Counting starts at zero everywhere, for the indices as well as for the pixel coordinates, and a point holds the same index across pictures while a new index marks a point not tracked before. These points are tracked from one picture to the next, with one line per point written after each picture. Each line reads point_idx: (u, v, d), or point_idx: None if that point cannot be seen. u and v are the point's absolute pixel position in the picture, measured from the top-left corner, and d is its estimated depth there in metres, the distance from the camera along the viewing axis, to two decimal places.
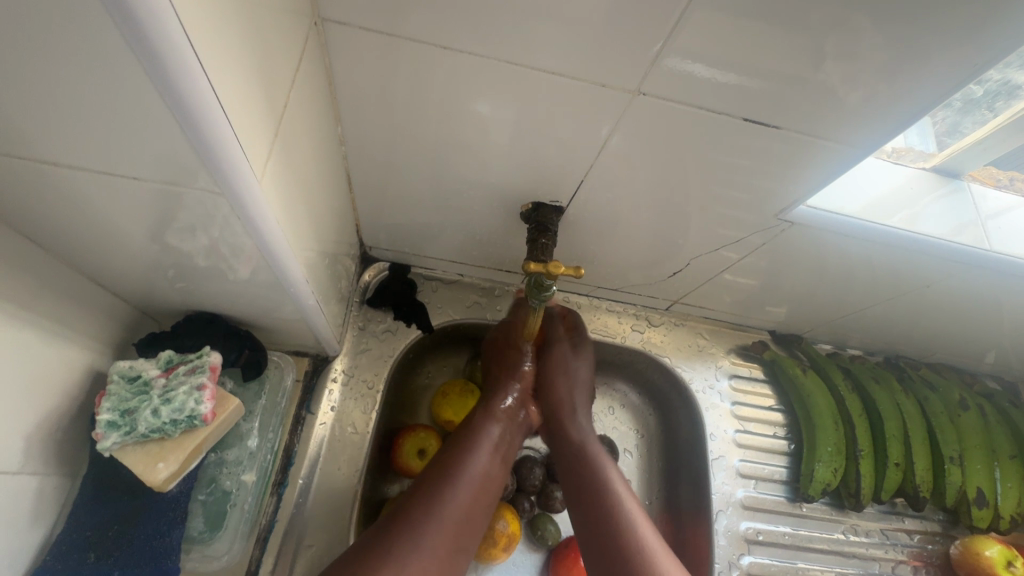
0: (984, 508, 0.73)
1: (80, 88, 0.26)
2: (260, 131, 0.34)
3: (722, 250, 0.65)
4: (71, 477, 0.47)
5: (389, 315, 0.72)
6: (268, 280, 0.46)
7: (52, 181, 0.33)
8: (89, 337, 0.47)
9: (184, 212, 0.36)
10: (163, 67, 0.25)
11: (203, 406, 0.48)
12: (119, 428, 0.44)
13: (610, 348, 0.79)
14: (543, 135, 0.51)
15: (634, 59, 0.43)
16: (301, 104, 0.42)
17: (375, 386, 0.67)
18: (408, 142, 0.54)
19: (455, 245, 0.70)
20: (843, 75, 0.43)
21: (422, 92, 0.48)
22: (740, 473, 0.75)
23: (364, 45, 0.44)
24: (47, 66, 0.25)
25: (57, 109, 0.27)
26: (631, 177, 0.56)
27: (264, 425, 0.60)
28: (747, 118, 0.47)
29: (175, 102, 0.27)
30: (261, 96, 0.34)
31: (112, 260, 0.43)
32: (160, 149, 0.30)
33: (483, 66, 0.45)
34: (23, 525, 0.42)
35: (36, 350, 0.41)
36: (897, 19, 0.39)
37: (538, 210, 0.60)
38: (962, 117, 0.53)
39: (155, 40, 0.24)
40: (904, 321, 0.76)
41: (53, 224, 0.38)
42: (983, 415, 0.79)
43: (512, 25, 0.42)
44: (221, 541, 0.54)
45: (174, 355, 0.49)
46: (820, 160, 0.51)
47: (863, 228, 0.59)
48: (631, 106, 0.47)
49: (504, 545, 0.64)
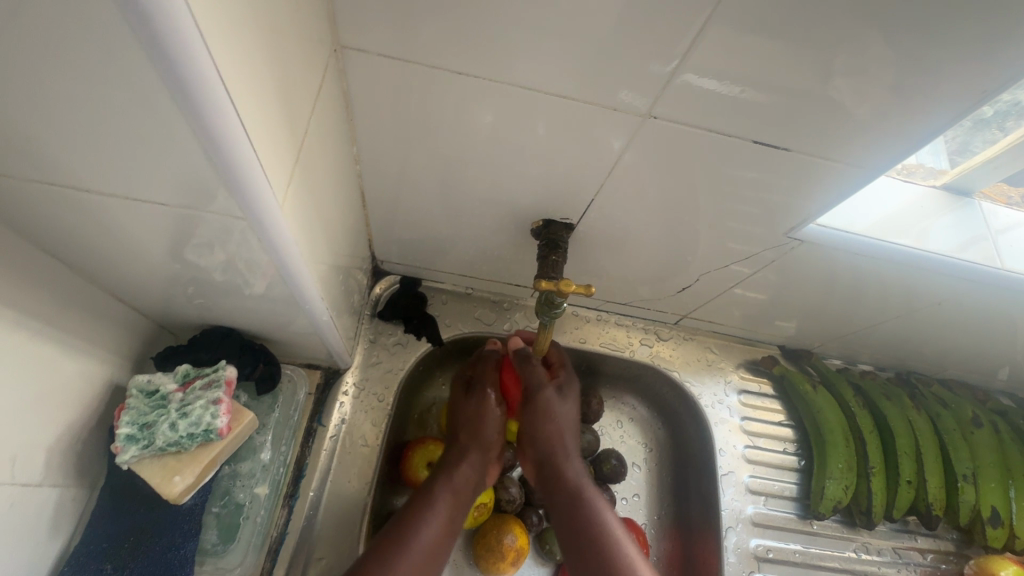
0: (999, 528, 0.72)
1: (110, 118, 0.27)
2: (282, 154, 0.35)
3: (732, 266, 0.66)
4: (88, 487, 0.48)
5: (399, 328, 0.73)
6: (282, 295, 0.47)
7: (81, 204, 0.35)
8: (109, 350, 0.48)
9: (207, 231, 0.37)
10: (193, 102, 0.26)
11: (219, 421, 0.48)
12: (138, 441, 0.45)
13: (619, 362, 0.79)
14: (555, 153, 0.52)
15: (646, 78, 0.44)
16: (320, 124, 0.43)
17: (384, 399, 0.67)
18: (421, 159, 0.55)
19: (466, 259, 0.71)
20: (853, 92, 0.43)
21: (435, 111, 0.49)
22: (750, 489, 0.75)
23: (380, 66, 0.45)
24: (83, 95, 0.26)
25: (89, 136, 0.29)
26: (640, 195, 0.56)
27: (277, 438, 0.61)
28: (756, 139, 0.48)
29: (202, 132, 0.28)
30: (284, 121, 0.35)
31: (134, 276, 0.44)
32: (186, 173, 0.31)
33: (497, 85, 0.46)
34: (43, 535, 0.43)
35: (59, 362, 0.42)
36: (902, 37, 0.39)
37: (548, 226, 0.61)
38: (971, 136, 0.53)
39: (188, 78, 0.25)
40: (915, 337, 0.75)
41: (78, 243, 0.39)
42: (997, 433, 0.78)
43: (525, 45, 0.42)
44: (233, 554, 0.55)
45: (192, 369, 0.50)
46: (829, 181, 0.52)
47: (872, 245, 0.59)
48: (641, 125, 0.48)
49: (512, 560, 0.64)
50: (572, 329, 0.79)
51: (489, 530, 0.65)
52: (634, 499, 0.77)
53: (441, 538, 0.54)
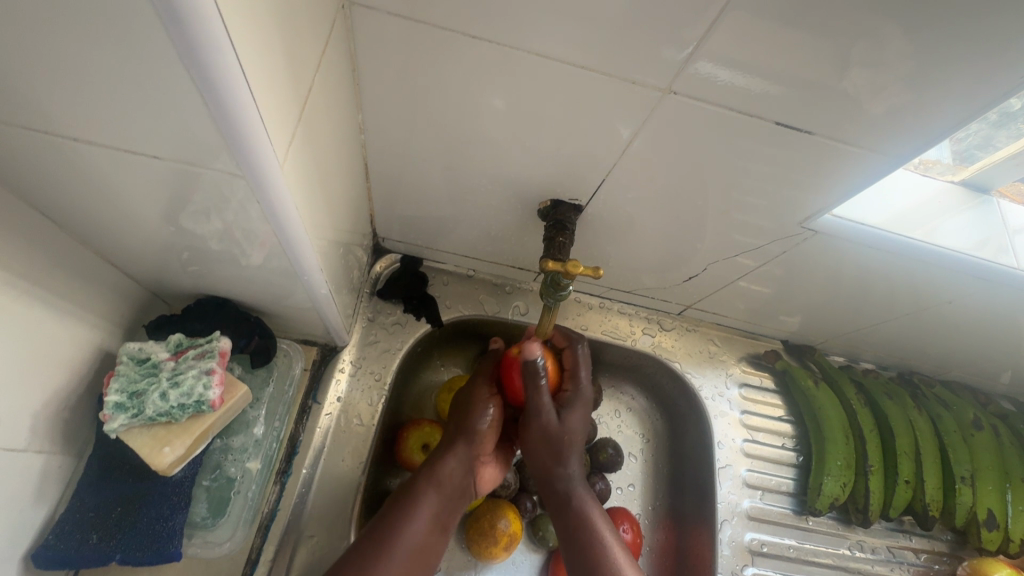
0: (994, 531, 0.72)
1: (100, 64, 0.26)
2: (285, 114, 0.34)
3: (739, 257, 0.64)
4: (76, 456, 0.47)
5: (399, 307, 0.72)
6: (280, 267, 0.45)
7: (73, 159, 0.33)
8: (101, 317, 0.47)
9: (201, 196, 0.36)
10: (194, 50, 0.24)
11: (211, 392, 0.47)
12: (127, 409, 0.44)
13: (620, 351, 0.78)
14: (566, 133, 0.50)
15: (664, 59, 0.42)
16: (325, 88, 0.41)
17: (382, 378, 0.66)
18: (427, 134, 0.53)
19: (469, 240, 0.69)
20: (869, 85, 0.42)
21: (444, 83, 0.47)
22: (747, 483, 0.74)
23: (388, 32, 0.43)
24: (71, 36, 0.24)
25: (77, 80, 0.27)
26: (651, 180, 0.55)
27: (271, 413, 0.59)
28: (779, 121, 0.46)
29: (199, 74, 0.26)
30: (287, 79, 0.33)
31: (127, 240, 0.43)
32: (183, 130, 0.30)
33: (503, 57, 0.44)
34: (28, 503, 0.42)
35: (47, 327, 0.41)
36: (935, 25, 0.37)
37: (556, 207, 0.59)
38: (996, 131, 0.51)
39: (191, 24, 0.23)
40: (920, 337, 0.75)
41: (70, 202, 0.38)
42: (997, 436, 0.78)
43: (540, 16, 0.40)
44: (223, 528, 0.54)
45: (184, 339, 0.49)
46: (850, 168, 0.49)
47: (886, 240, 0.57)
48: (656, 108, 0.46)
49: (506, 545, 0.63)
50: (574, 316, 0.77)
51: (484, 514, 0.64)
52: (629, 489, 0.77)
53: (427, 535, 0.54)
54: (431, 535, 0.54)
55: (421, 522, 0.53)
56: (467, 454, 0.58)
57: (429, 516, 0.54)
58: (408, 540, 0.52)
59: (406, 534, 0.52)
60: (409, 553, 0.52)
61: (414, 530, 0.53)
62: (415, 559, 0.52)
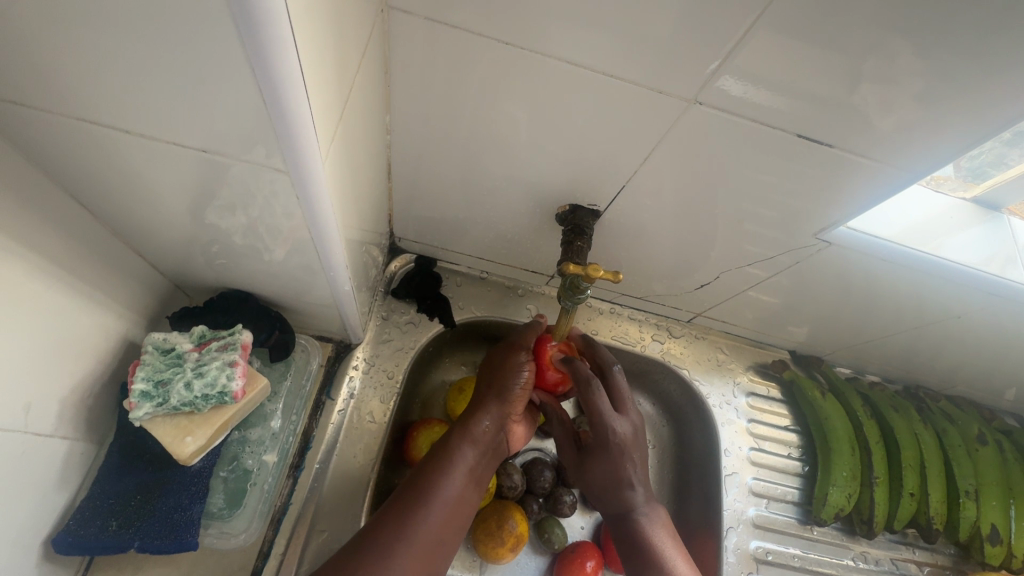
0: (997, 546, 0.72)
1: (158, 55, 0.27)
2: (330, 113, 0.34)
3: (751, 267, 0.65)
4: (97, 443, 0.47)
5: (412, 307, 0.72)
6: (302, 262, 0.46)
7: (115, 149, 0.34)
8: (126, 306, 0.48)
9: (231, 189, 0.37)
10: (260, 44, 0.25)
11: (234, 383, 0.48)
12: (152, 398, 0.45)
13: (629, 356, 0.79)
14: (588, 139, 0.51)
15: (691, 70, 0.43)
16: (361, 88, 0.42)
17: (394, 375, 0.67)
18: (450, 136, 0.54)
19: (485, 242, 0.70)
20: (890, 100, 0.43)
21: (471, 87, 0.48)
22: (752, 491, 0.75)
23: (421, 35, 0.44)
24: (136, 28, 0.25)
25: (133, 71, 0.28)
26: (669, 188, 0.56)
27: (288, 407, 0.60)
28: (800, 134, 0.47)
29: (262, 70, 0.27)
30: (334, 79, 0.34)
31: (156, 232, 0.44)
32: (229, 123, 0.31)
33: (531, 63, 0.45)
34: (51, 487, 0.43)
35: (77, 313, 0.42)
36: (958, 43, 0.38)
37: (574, 212, 0.60)
38: (1010, 149, 0.52)
39: (261, 19, 0.24)
40: (927, 351, 0.75)
41: (106, 191, 0.38)
42: (1001, 451, 0.78)
43: (571, 23, 0.41)
44: (240, 520, 0.54)
45: (207, 330, 0.49)
46: (866, 182, 0.50)
47: (898, 253, 0.58)
48: (678, 118, 0.47)
49: (512, 545, 0.64)
50: (584, 321, 0.78)
51: (491, 515, 0.65)
52: None
53: (461, 494, 0.53)
54: (464, 495, 0.53)
55: (456, 482, 0.53)
56: (500, 417, 0.58)
57: (463, 475, 0.54)
58: (443, 498, 0.51)
59: (443, 492, 0.52)
60: (443, 512, 0.51)
61: (450, 488, 0.52)
62: (449, 520, 0.51)
